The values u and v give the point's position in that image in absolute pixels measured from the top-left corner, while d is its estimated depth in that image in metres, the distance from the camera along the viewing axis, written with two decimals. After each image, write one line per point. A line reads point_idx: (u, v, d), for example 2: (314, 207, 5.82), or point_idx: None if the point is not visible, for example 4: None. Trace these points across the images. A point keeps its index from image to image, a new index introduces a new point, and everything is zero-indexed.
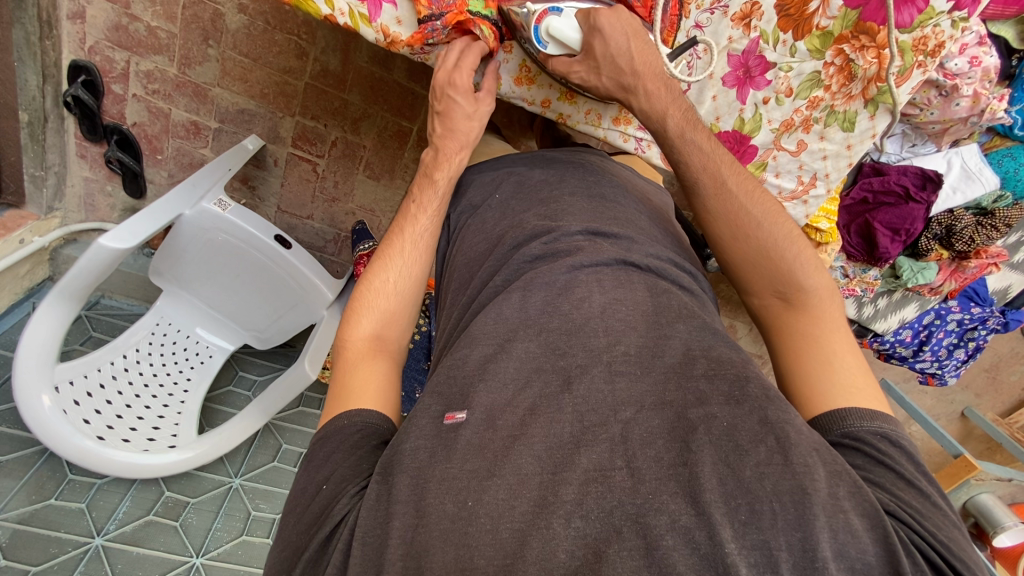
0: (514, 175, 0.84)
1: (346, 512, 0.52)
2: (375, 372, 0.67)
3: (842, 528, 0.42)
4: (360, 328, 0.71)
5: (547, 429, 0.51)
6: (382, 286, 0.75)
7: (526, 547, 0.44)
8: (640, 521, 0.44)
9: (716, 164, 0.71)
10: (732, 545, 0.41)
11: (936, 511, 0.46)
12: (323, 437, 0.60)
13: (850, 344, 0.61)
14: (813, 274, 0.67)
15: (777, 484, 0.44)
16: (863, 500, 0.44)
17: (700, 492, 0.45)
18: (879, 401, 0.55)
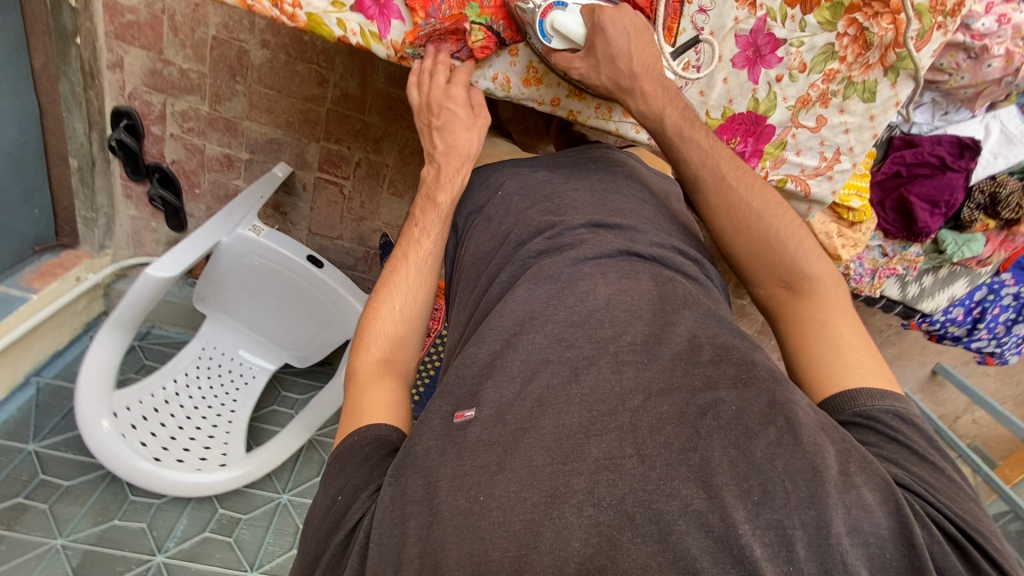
0: (514, 176, 0.87)
1: (362, 510, 0.55)
2: (385, 394, 0.69)
3: (855, 505, 0.43)
4: (368, 354, 0.73)
5: (557, 420, 0.52)
6: (388, 311, 0.77)
7: (538, 536, 0.45)
8: (652, 507, 0.44)
9: (715, 160, 0.73)
10: (745, 526, 0.42)
11: (949, 484, 0.47)
12: (338, 458, 0.62)
13: (857, 326, 0.64)
14: (816, 264, 0.70)
15: (789, 464, 0.45)
16: (874, 474, 0.46)
17: (712, 476, 0.46)
18: (888, 381, 0.58)
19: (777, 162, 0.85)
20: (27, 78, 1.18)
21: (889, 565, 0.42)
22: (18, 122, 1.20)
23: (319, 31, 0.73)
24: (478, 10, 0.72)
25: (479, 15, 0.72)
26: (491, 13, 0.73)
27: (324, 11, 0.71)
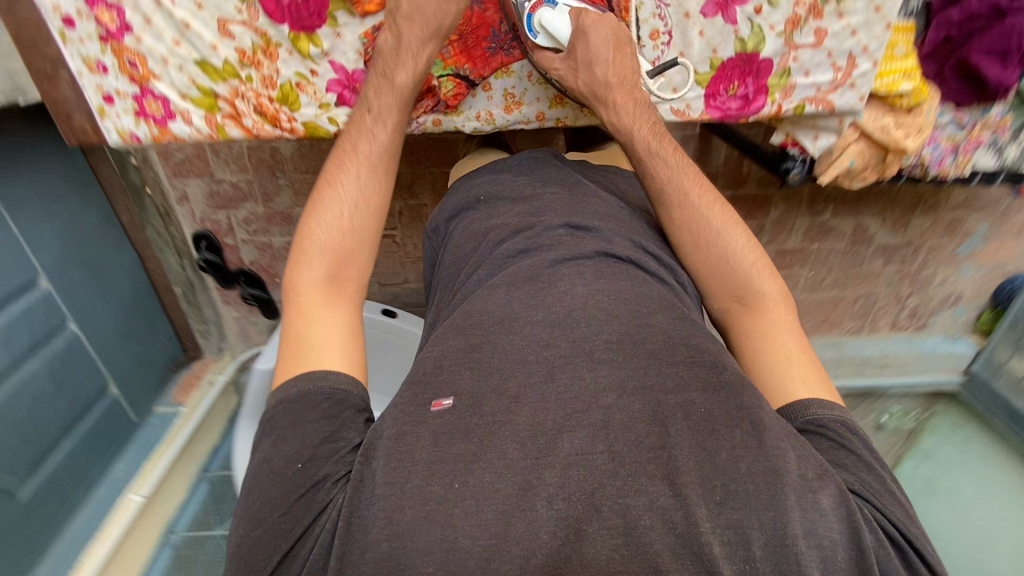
0: (498, 183, 0.85)
1: (331, 501, 0.53)
2: (337, 325, 0.65)
3: (811, 509, 0.48)
4: (312, 270, 0.68)
5: (533, 416, 0.54)
6: (335, 220, 0.72)
7: (510, 526, 0.48)
8: (619, 501, 0.49)
9: (679, 177, 0.78)
10: (706, 525, 0.47)
11: (884, 493, 0.54)
12: (289, 404, 0.58)
13: (802, 341, 0.68)
14: (768, 281, 0.73)
15: (751, 466, 0.50)
16: (831, 482, 0.51)
17: (677, 474, 0.50)
18: (829, 387, 0.64)
19: (787, 91, 0.82)
20: (123, 236, 1.28)
21: (840, 567, 0.47)
22: (129, 274, 1.31)
23: (316, 135, 0.83)
24: (443, 63, 0.81)
25: (445, 68, 0.81)
26: (455, 62, 0.81)
27: (315, 117, 0.82)
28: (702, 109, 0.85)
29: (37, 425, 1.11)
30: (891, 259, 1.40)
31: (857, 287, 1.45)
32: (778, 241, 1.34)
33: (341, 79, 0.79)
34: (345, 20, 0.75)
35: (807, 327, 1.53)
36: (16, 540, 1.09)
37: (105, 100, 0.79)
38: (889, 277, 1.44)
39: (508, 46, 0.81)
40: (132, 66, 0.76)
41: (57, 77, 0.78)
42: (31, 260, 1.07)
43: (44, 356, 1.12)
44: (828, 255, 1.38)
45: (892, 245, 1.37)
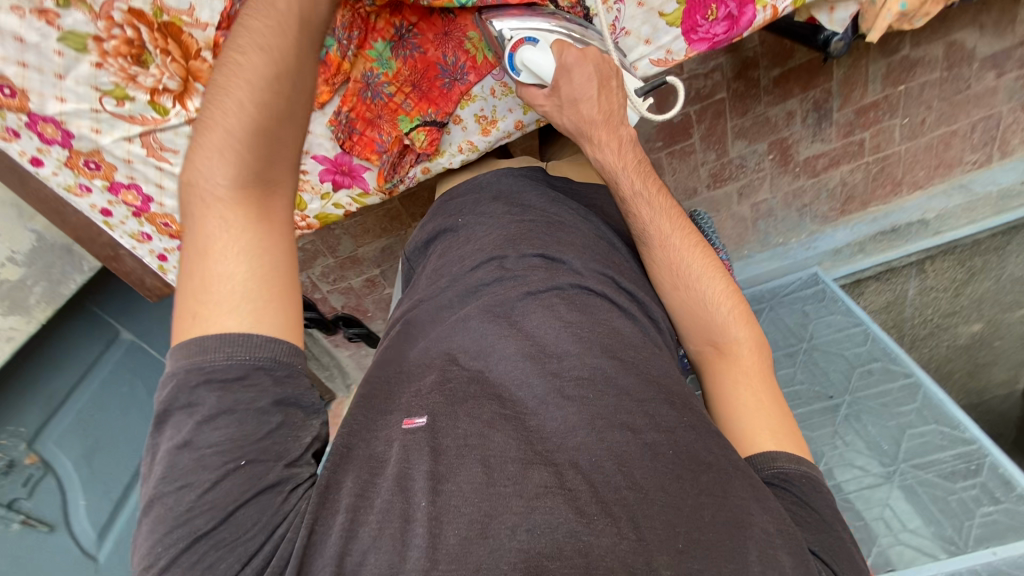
0: (478, 207, 0.83)
1: (291, 512, 0.49)
2: (270, 253, 0.53)
3: (771, 566, 0.50)
4: (236, 169, 0.53)
5: (503, 446, 0.54)
6: (263, 97, 0.55)
7: (469, 553, 0.47)
8: (581, 540, 0.48)
9: (660, 220, 0.77)
10: (665, 572, 0.47)
11: (842, 551, 0.57)
12: (211, 376, 0.47)
13: (776, 394, 0.69)
14: (741, 325, 0.73)
15: (714, 516, 0.51)
16: (792, 542, 0.53)
17: (640, 518, 0.50)
18: (796, 442, 0.66)
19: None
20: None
21: None
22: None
23: (328, 220, 1.03)
24: (409, 116, 0.87)
25: (411, 121, 0.88)
26: (419, 111, 0.87)
27: (323, 207, 1.01)
28: (686, 47, 0.83)
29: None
30: (1003, 68, 1.18)
31: (972, 114, 1.24)
32: (854, 100, 1.19)
33: (328, 167, 0.95)
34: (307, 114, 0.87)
35: (920, 180, 1.34)
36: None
37: (160, 258, 1.05)
38: (1010, 87, 1.22)
39: (460, 75, 0.85)
40: (166, 227, 0.98)
41: (118, 255, 1.09)
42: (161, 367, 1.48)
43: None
44: (920, 91, 1.19)
45: (1001, 50, 1.16)
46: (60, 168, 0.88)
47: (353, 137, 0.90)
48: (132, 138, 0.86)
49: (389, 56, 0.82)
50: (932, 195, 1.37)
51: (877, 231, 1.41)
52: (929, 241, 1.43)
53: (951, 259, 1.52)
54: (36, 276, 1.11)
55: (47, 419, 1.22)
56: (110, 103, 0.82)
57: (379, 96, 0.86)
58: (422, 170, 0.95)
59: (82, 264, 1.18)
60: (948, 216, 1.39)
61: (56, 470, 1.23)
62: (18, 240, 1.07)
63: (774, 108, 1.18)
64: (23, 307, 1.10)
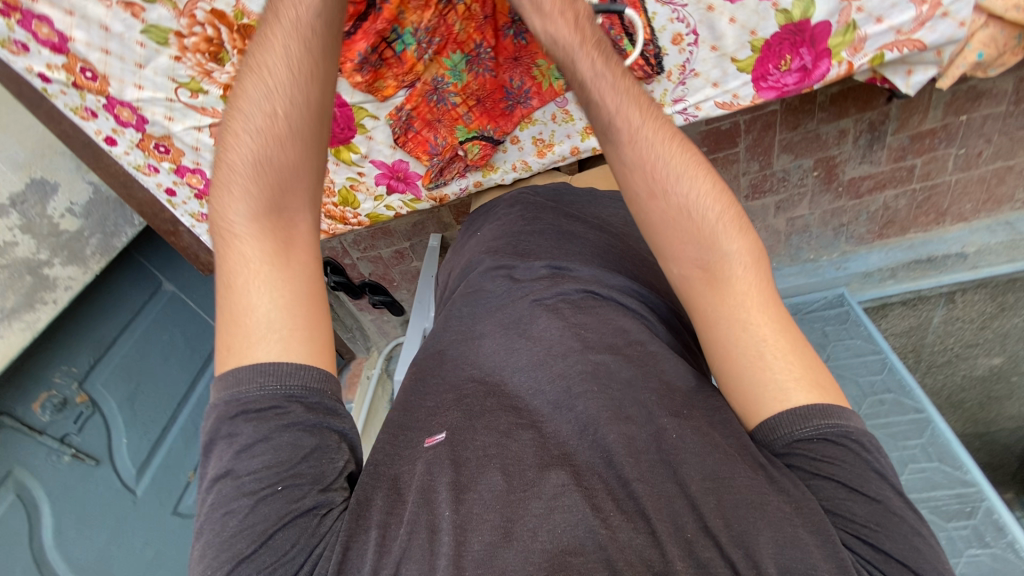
0: (495, 215, 0.95)
1: (325, 533, 0.54)
2: (293, 283, 0.60)
3: (789, 544, 0.50)
4: (250, 205, 0.61)
5: (519, 453, 0.58)
6: (263, 127, 0.63)
7: (495, 557, 0.50)
8: (598, 534, 0.51)
9: (627, 109, 0.68)
10: (680, 564, 0.49)
11: (887, 519, 0.52)
12: (246, 408, 0.55)
13: (795, 339, 0.61)
14: (735, 240, 0.65)
15: (722, 502, 0.53)
16: (817, 522, 0.52)
17: (650, 513, 0.53)
18: (813, 385, 0.59)
19: (856, 45, 0.80)
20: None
21: None
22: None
23: (379, 219, 1.12)
24: (467, 128, 0.97)
25: (467, 132, 0.97)
26: (478, 125, 0.97)
27: (375, 208, 1.11)
28: (753, 93, 0.89)
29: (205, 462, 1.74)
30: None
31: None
32: (912, 125, 1.08)
33: (385, 172, 1.04)
34: (371, 124, 0.96)
35: (966, 213, 1.24)
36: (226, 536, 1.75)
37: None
38: None
39: (524, 99, 0.95)
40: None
41: (177, 231, 1.22)
42: (207, 321, 1.78)
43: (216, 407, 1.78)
44: (982, 123, 1.07)
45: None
46: (131, 146, 1.00)
47: (409, 135, 0.97)
48: (201, 129, 0.95)
49: (463, 69, 0.91)
50: (975, 229, 1.27)
51: (912, 259, 1.31)
52: (965, 274, 1.32)
53: (985, 293, 1.40)
54: (91, 228, 1.45)
55: (96, 362, 1.47)
56: (184, 95, 0.91)
57: (443, 102, 0.94)
58: (473, 184, 1.07)
59: (132, 221, 1.54)
60: (989, 252, 1.28)
61: (102, 409, 1.46)
62: (77, 193, 1.43)
63: (826, 126, 1.10)
64: (81, 258, 1.42)
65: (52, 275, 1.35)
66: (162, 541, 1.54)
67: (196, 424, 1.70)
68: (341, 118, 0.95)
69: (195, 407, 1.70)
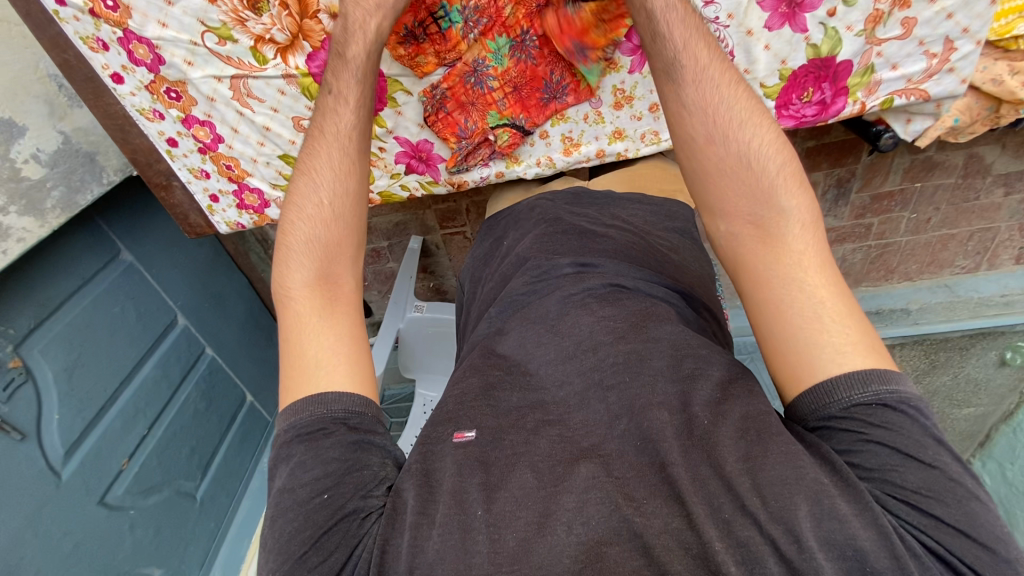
0: (519, 220, 0.94)
1: (363, 535, 0.55)
2: (346, 332, 0.67)
3: (830, 518, 0.47)
4: (309, 271, 0.69)
5: (547, 448, 0.59)
6: (313, 213, 0.72)
7: (530, 551, 0.51)
8: (633, 523, 0.51)
9: (695, 47, 0.72)
10: (719, 544, 0.48)
11: (942, 485, 0.49)
12: (300, 431, 0.60)
13: (851, 305, 0.59)
14: (792, 197, 0.66)
15: (760, 480, 0.51)
16: (857, 492, 0.49)
17: (684, 494, 0.51)
18: (874, 350, 0.56)
19: (871, 88, 0.87)
20: (233, 263, 1.56)
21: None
22: (243, 295, 1.61)
23: (392, 200, 1.06)
24: (498, 113, 0.93)
25: (500, 118, 0.93)
26: (511, 112, 0.93)
27: (389, 186, 1.04)
28: (775, 120, 0.92)
29: (194, 441, 1.43)
30: (1015, 187, 1.31)
31: (972, 223, 1.39)
32: (874, 185, 1.32)
33: (407, 151, 0.99)
34: (403, 99, 0.93)
35: (911, 272, 1.51)
36: (200, 532, 1.42)
37: (212, 199, 1.08)
38: (1012, 207, 1.35)
39: (560, 93, 0.92)
40: (229, 168, 1.03)
41: (168, 186, 1.08)
42: (168, 303, 1.38)
43: (193, 380, 1.45)
44: (932, 193, 1.33)
45: (1015, 171, 1.28)
46: (139, 87, 0.91)
47: (440, 114, 0.93)
48: (222, 78, 0.91)
49: (506, 54, 0.88)
50: (919, 288, 1.54)
51: (864, 306, 1.54)
52: (906, 328, 1.55)
53: (919, 350, 1.61)
54: (56, 179, 1.06)
55: (37, 325, 1.10)
56: (211, 40, 0.87)
57: (481, 85, 0.91)
58: (495, 174, 1.01)
59: (102, 177, 1.15)
60: (929, 309, 1.53)
61: (38, 379, 1.09)
62: (47, 139, 1.04)
63: (801, 174, 1.29)
64: (39, 210, 1.04)
65: (5, 223, 0.98)
66: (96, 539, 1.17)
67: (149, 408, 1.31)
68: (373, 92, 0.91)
69: (141, 392, 1.29)
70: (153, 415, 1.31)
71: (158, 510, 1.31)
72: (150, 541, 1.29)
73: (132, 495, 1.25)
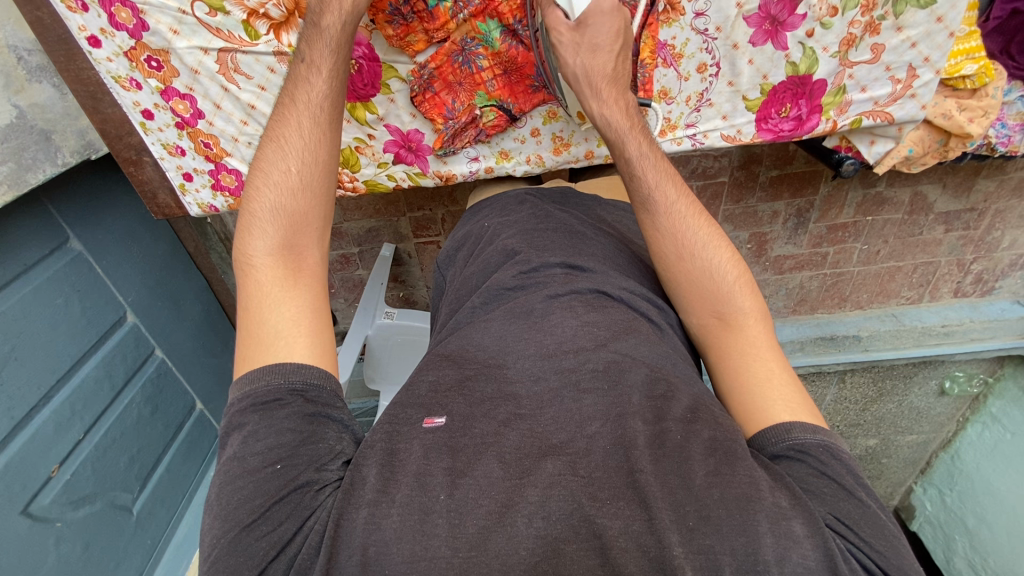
0: (506, 210, 0.94)
1: (317, 507, 0.53)
2: (310, 304, 0.65)
3: (785, 535, 0.48)
4: (271, 243, 0.67)
5: (517, 442, 0.58)
6: (279, 183, 0.71)
7: (488, 540, 0.50)
8: (594, 522, 0.50)
9: (665, 187, 0.79)
10: (678, 550, 0.48)
11: (870, 518, 0.52)
12: (256, 400, 0.57)
13: (790, 375, 0.65)
14: (748, 299, 0.73)
15: (723, 493, 0.51)
16: (804, 509, 0.51)
17: (650, 498, 0.51)
18: (813, 413, 0.62)
19: (842, 107, 0.94)
20: (190, 262, 1.47)
21: None
22: (200, 298, 1.51)
23: (376, 188, 1.04)
24: (487, 95, 0.95)
25: (488, 99, 0.95)
26: (499, 95, 0.95)
27: (375, 175, 1.03)
28: (755, 132, 0.98)
29: (135, 449, 1.32)
30: (953, 225, 1.43)
31: (917, 256, 1.49)
32: (830, 217, 1.40)
33: (397, 140, 0.99)
34: (396, 86, 0.94)
35: (863, 301, 1.60)
36: (136, 548, 1.32)
37: (185, 177, 1.03)
38: (952, 243, 1.47)
39: (549, 85, 0.94)
40: (207, 147, 1.00)
41: (139, 161, 1.01)
42: (118, 299, 1.28)
43: (138, 382, 1.34)
44: (883, 226, 1.42)
45: (954, 210, 1.40)
46: (117, 53, 0.88)
47: (427, 94, 0.94)
48: (209, 50, 0.90)
49: (497, 37, 0.89)
50: (869, 316, 1.62)
51: (818, 335, 1.60)
52: (858, 354, 1.63)
53: (868, 377, 1.74)
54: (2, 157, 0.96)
55: None
56: (201, 10, 0.86)
57: (468, 64, 0.92)
58: (484, 169, 1.03)
59: (56, 157, 1.04)
60: (877, 337, 1.60)
61: None
62: None
63: (763, 204, 1.37)
64: None
65: None
66: (16, 553, 1.05)
67: (88, 411, 1.20)
68: (365, 73, 0.91)
69: (80, 392, 1.18)
70: (91, 419, 1.20)
71: (88, 523, 1.20)
72: (79, 558, 1.18)
73: (59, 505, 1.14)
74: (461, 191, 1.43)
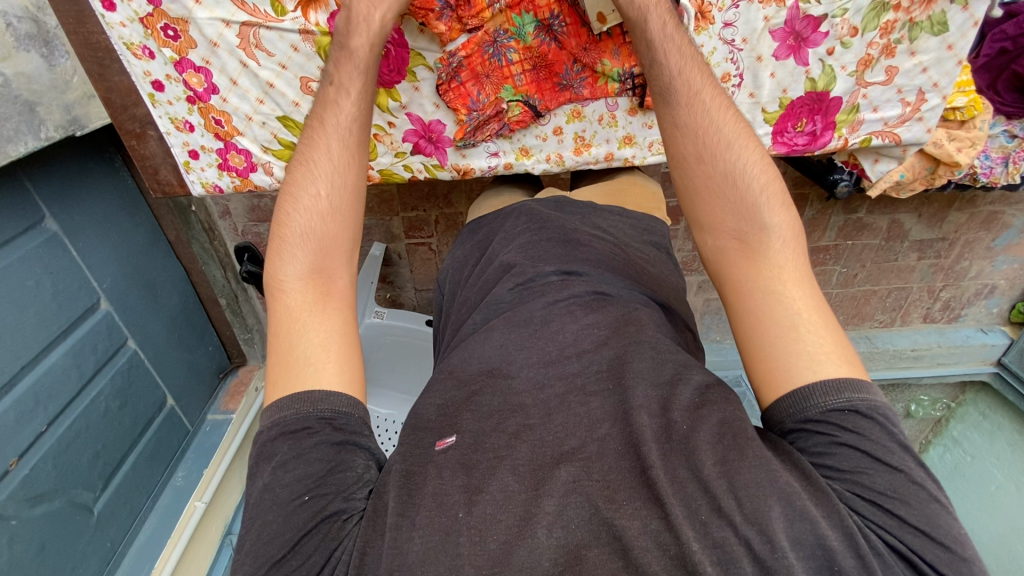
0: (504, 225, 0.94)
1: (344, 538, 0.53)
2: (341, 329, 0.64)
3: (800, 520, 0.49)
4: (303, 267, 0.66)
5: (530, 454, 0.58)
6: (308, 207, 0.69)
7: (512, 554, 0.50)
8: (614, 524, 0.51)
9: (691, 73, 0.76)
10: (696, 545, 0.49)
11: (913, 490, 0.52)
12: (283, 430, 0.57)
13: (827, 315, 0.63)
14: (777, 214, 0.69)
15: (741, 482, 0.52)
16: (818, 489, 0.52)
17: (664, 498, 0.52)
18: (845, 360, 0.59)
19: (854, 126, 0.95)
20: (170, 251, 1.41)
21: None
22: (178, 287, 1.44)
23: (392, 179, 1.03)
24: (514, 90, 0.93)
25: (514, 93, 0.93)
26: (526, 90, 0.93)
27: (392, 164, 1.01)
28: (771, 143, 0.98)
29: (101, 443, 1.23)
30: (925, 253, 1.55)
31: (891, 282, 1.61)
32: (813, 238, 1.48)
33: (417, 130, 0.97)
34: (423, 74, 0.92)
35: (839, 322, 1.71)
36: (94, 552, 1.21)
37: (191, 155, 1.00)
38: (924, 270, 1.59)
39: (577, 84, 0.94)
40: (218, 124, 0.97)
41: (143, 136, 0.99)
42: (92, 285, 1.20)
43: (108, 374, 1.25)
44: (861, 250, 1.52)
45: (927, 239, 1.51)
46: (133, 17, 0.85)
47: (453, 84, 0.91)
48: (231, 23, 0.87)
49: (530, 31, 0.89)
50: (845, 337, 1.74)
51: None
52: None
53: None
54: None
55: None
56: None
57: (499, 57, 0.90)
58: (504, 165, 1.01)
59: (41, 131, 0.91)
60: None
61: None
62: None
63: None
64: None
65: None
66: None
67: (53, 402, 1.12)
68: (393, 59, 0.89)
69: (46, 380, 1.10)
70: (55, 410, 1.12)
71: (44, 523, 1.10)
72: (32, 560, 1.07)
73: (16, 502, 1.05)
74: (455, 191, 1.43)
